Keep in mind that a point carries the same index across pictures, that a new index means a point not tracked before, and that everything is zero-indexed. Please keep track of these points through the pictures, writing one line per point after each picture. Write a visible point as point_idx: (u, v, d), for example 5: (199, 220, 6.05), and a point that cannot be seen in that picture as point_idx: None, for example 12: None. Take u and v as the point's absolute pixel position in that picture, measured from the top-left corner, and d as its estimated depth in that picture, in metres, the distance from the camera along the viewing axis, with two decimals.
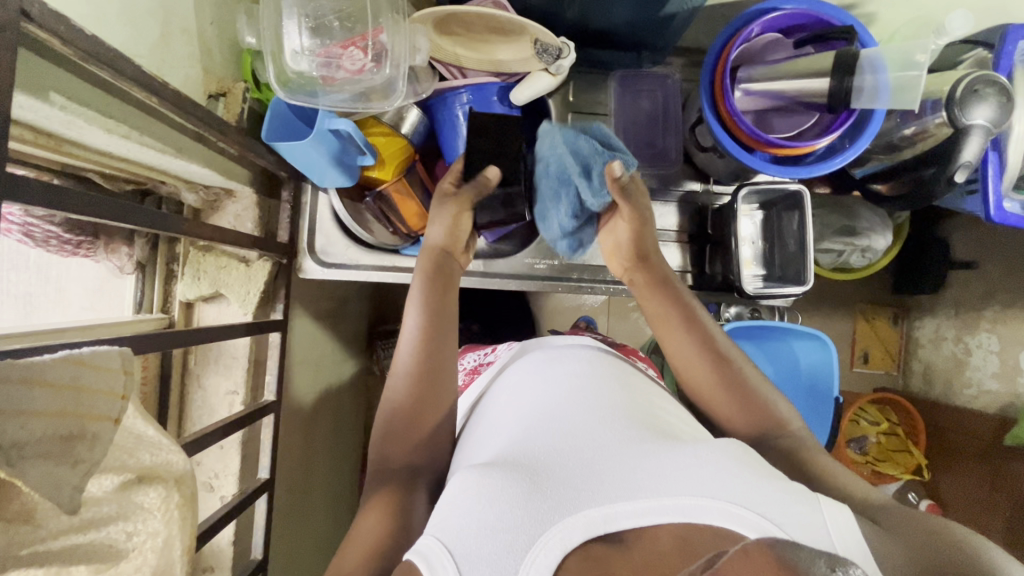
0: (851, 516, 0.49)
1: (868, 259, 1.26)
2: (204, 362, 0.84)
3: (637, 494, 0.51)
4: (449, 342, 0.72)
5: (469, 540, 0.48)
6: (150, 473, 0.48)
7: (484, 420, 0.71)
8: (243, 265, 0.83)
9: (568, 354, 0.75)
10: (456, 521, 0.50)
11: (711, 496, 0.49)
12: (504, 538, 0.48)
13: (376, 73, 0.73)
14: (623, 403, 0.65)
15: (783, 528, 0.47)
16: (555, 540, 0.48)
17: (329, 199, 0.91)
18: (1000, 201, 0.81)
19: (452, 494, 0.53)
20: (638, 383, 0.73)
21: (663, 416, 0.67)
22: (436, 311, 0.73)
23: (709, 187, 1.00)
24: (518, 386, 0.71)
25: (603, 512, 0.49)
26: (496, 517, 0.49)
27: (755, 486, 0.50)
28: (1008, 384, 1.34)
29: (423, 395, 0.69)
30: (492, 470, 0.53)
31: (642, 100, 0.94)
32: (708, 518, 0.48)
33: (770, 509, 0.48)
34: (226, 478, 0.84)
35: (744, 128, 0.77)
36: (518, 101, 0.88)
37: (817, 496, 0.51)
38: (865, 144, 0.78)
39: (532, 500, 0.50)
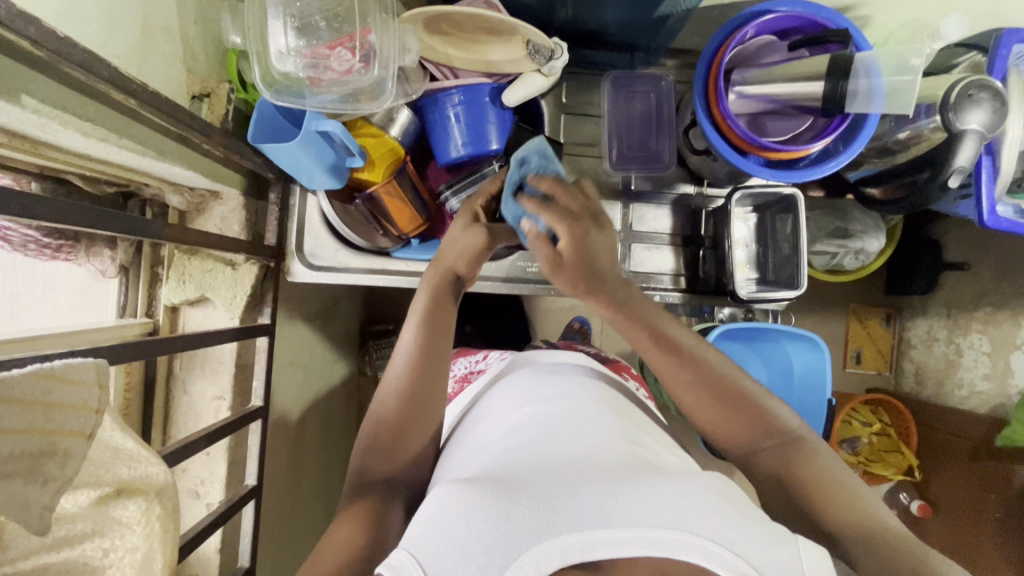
0: (830, 563, 0.50)
1: (861, 262, 1.26)
2: (190, 367, 0.82)
3: (617, 521, 0.49)
4: (442, 358, 0.71)
5: (443, 560, 0.47)
6: (128, 487, 0.47)
7: (467, 441, 0.69)
8: (230, 268, 0.81)
9: (558, 377, 0.75)
10: (432, 539, 0.49)
11: (692, 530, 0.49)
12: (477, 560, 0.46)
13: (364, 74, 0.71)
14: (610, 429, 0.64)
15: (758, 570, 0.47)
16: (529, 564, 0.46)
17: (317, 201, 0.89)
18: (994, 206, 0.81)
19: (428, 513, 0.52)
20: (626, 411, 0.73)
21: (647, 445, 0.67)
22: (435, 324, 0.70)
23: (703, 189, 0.98)
24: (507, 411, 0.70)
25: (580, 538, 0.48)
26: (472, 538, 0.48)
27: (734, 523, 0.50)
28: (1000, 385, 1.35)
29: (412, 411, 0.68)
30: (470, 489, 0.52)
31: (636, 102, 0.94)
32: (686, 553, 0.48)
33: (748, 550, 0.48)
34: (212, 485, 0.82)
35: (736, 131, 0.77)
36: (510, 103, 0.88)
37: (796, 535, 0.51)
38: (860, 148, 0.78)
39: (507, 522, 0.49)
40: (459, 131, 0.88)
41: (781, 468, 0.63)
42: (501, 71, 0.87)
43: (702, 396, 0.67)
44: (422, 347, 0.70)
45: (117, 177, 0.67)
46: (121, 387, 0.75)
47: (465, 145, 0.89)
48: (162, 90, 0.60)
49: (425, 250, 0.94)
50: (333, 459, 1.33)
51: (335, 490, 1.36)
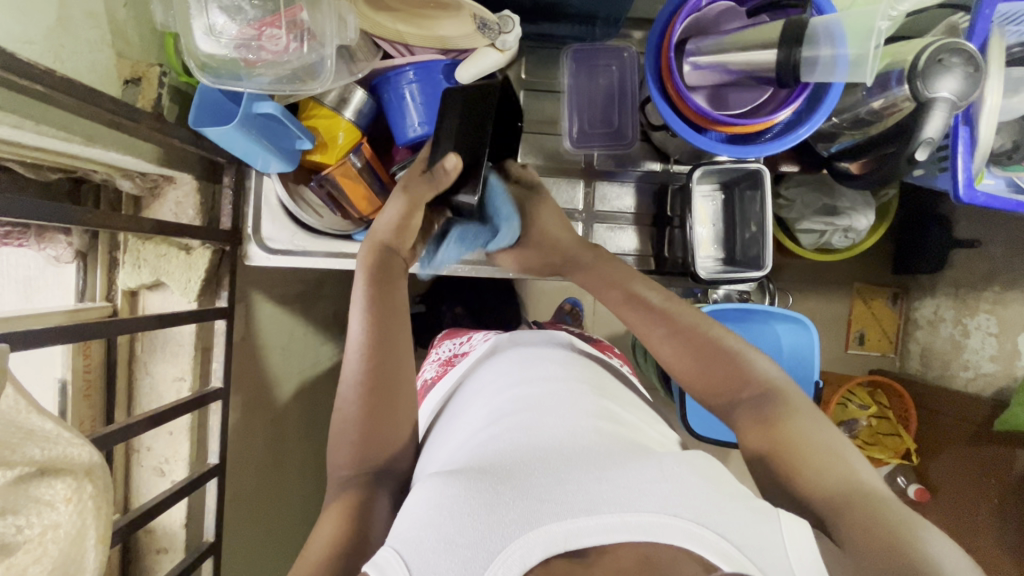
0: (809, 531, 0.49)
1: (852, 240, 1.21)
2: (151, 350, 0.84)
3: (601, 508, 0.49)
4: (401, 344, 0.70)
5: (428, 554, 0.47)
6: (50, 466, 0.50)
7: (457, 422, 0.70)
8: (183, 253, 0.82)
9: (540, 357, 0.75)
10: (416, 533, 0.48)
11: (676, 513, 0.48)
12: (462, 554, 0.46)
13: (299, 54, 0.71)
14: (586, 409, 0.64)
15: (745, 551, 0.46)
16: (514, 557, 0.46)
17: (273, 184, 0.89)
18: (971, 180, 0.76)
19: (415, 504, 0.52)
20: (606, 387, 0.73)
21: (627, 427, 0.65)
22: (384, 309, 0.71)
23: (669, 166, 0.95)
24: (484, 393, 0.71)
25: (565, 526, 0.47)
26: (456, 531, 0.48)
27: (716, 505, 0.49)
28: (1006, 367, 1.30)
29: (377, 403, 0.67)
30: (455, 479, 0.52)
31: (599, 77, 0.91)
32: (671, 538, 0.47)
33: (732, 531, 0.47)
34: (175, 463, 0.84)
35: (690, 103, 0.73)
36: (463, 80, 0.86)
37: (778, 510, 0.51)
38: (823, 119, 0.74)
39: (492, 513, 0.49)
40: (414, 108, 0.88)
41: (757, 420, 0.62)
42: (455, 46, 0.85)
43: (674, 350, 0.69)
44: (373, 338, 0.69)
45: (60, 164, 0.68)
46: (81, 369, 0.77)
47: (422, 124, 0.89)
48: (87, 76, 0.61)
49: None
50: (324, 438, 1.35)
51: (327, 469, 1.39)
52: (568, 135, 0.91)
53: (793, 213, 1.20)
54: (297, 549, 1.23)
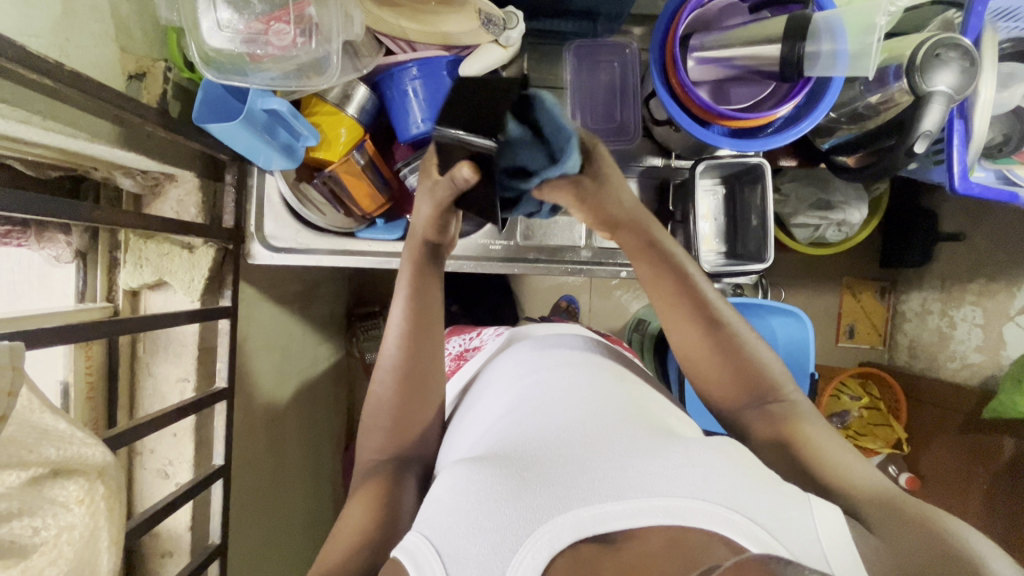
0: (842, 518, 0.49)
1: (844, 234, 1.24)
2: (153, 350, 0.83)
3: (627, 494, 0.50)
4: (435, 334, 0.71)
5: (457, 540, 0.48)
6: (64, 466, 0.49)
7: (476, 410, 0.71)
8: (187, 251, 0.81)
9: (562, 344, 0.76)
10: (444, 521, 0.50)
11: (701, 497, 0.49)
12: (491, 538, 0.48)
13: (305, 49, 0.70)
14: (610, 395, 0.64)
15: (773, 533, 0.47)
16: (542, 541, 0.47)
17: (276, 182, 0.88)
18: (965, 172, 0.78)
19: (443, 493, 0.54)
20: (630, 376, 0.73)
21: (654, 412, 0.65)
22: (424, 301, 0.71)
23: (670, 161, 0.96)
24: (505, 380, 0.71)
25: (592, 511, 0.49)
26: (483, 516, 0.49)
27: (744, 487, 0.50)
28: (992, 356, 1.33)
29: (409, 393, 0.68)
30: (481, 467, 0.53)
31: (600, 72, 0.91)
32: (698, 520, 0.48)
33: (759, 513, 0.48)
34: (180, 466, 0.83)
35: (696, 98, 0.74)
36: (468, 77, 0.87)
37: (810, 495, 0.52)
38: (823, 114, 0.75)
39: (519, 500, 0.50)
40: (417, 104, 0.88)
41: (770, 426, 0.63)
42: (458, 42, 0.85)
43: (703, 351, 0.67)
44: (409, 328, 0.70)
45: (61, 161, 0.67)
46: (83, 372, 0.76)
47: (425, 120, 0.88)
48: (92, 71, 0.60)
49: (389, 230, 0.94)
50: (322, 439, 1.34)
51: (326, 471, 1.37)
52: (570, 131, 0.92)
53: (787, 208, 1.22)
54: (299, 551, 1.22)
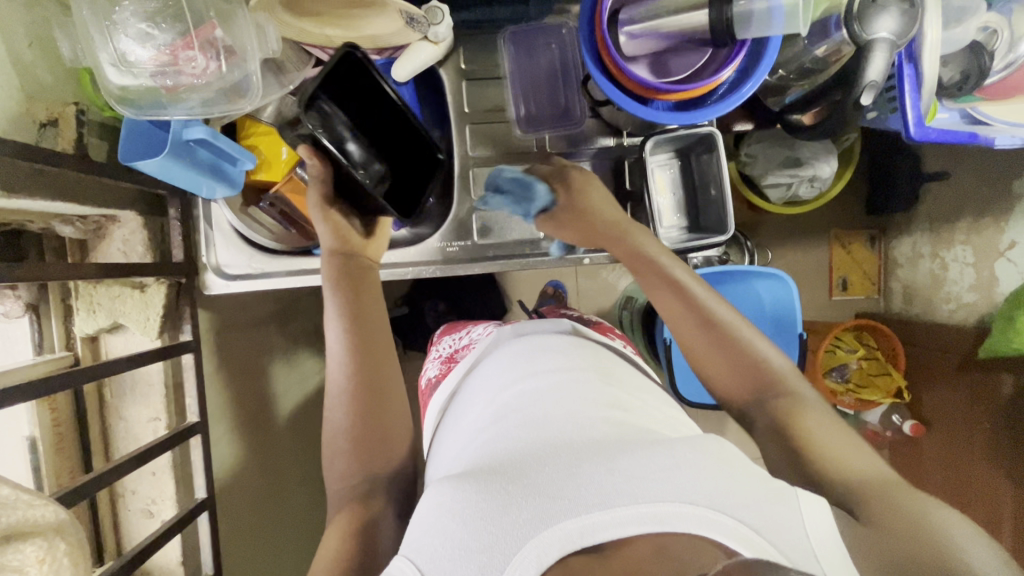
0: (828, 508, 0.50)
1: (818, 189, 1.21)
2: (121, 393, 0.83)
3: (614, 501, 0.48)
4: (380, 355, 0.71)
5: (443, 561, 0.47)
6: (12, 531, 0.49)
7: (464, 422, 0.70)
8: (138, 291, 0.80)
9: (547, 350, 0.75)
10: (429, 542, 0.49)
11: (685, 500, 0.48)
12: (477, 558, 0.46)
13: (222, 73, 0.68)
14: (593, 401, 0.64)
15: (762, 533, 0.47)
16: (530, 557, 0.46)
17: (221, 209, 0.86)
18: (920, 117, 0.75)
19: (428, 512, 0.52)
20: (616, 374, 0.73)
21: (638, 415, 0.64)
22: (356, 314, 0.72)
23: (622, 140, 0.92)
24: (491, 391, 0.70)
25: (580, 523, 0.47)
26: (470, 536, 0.48)
27: (731, 490, 0.50)
28: (985, 295, 1.31)
29: (369, 417, 0.67)
30: (467, 483, 0.52)
31: (538, 57, 0.89)
32: (687, 526, 0.47)
33: (747, 513, 0.47)
34: (162, 504, 0.83)
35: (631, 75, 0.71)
36: (401, 79, 0.84)
37: (796, 489, 0.52)
38: (765, 74, 0.73)
39: (506, 516, 0.48)
40: None
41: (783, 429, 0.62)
42: (387, 44, 0.83)
43: (708, 351, 0.69)
44: (352, 346, 0.70)
45: None
46: (49, 423, 0.75)
47: None
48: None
49: None
50: (323, 452, 1.35)
51: None
52: (516, 120, 0.90)
53: (757, 169, 1.20)
54: None
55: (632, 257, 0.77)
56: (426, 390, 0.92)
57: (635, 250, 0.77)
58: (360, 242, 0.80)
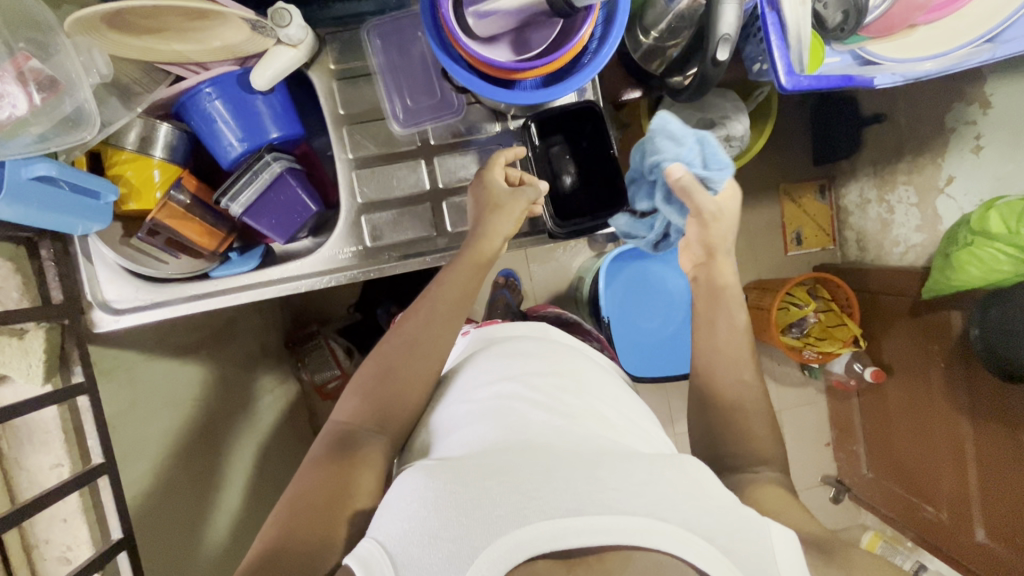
0: (799, 543, 0.51)
1: (739, 148, 1.18)
2: (18, 443, 0.80)
3: (588, 509, 0.49)
4: (444, 338, 0.73)
5: (412, 549, 0.49)
6: None
7: (445, 419, 0.70)
8: (16, 338, 0.76)
9: (537, 352, 0.75)
10: (401, 530, 0.50)
11: (663, 517, 0.49)
12: (446, 548, 0.47)
13: (55, 104, 0.67)
14: (577, 409, 0.65)
15: (728, 555, 0.47)
16: (500, 554, 0.46)
17: (98, 245, 0.84)
18: (790, 66, 0.72)
19: (400, 500, 0.53)
20: (595, 378, 0.73)
21: (615, 425, 0.66)
22: (449, 301, 0.74)
23: (508, 124, 0.89)
24: (477, 387, 0.70)
25: (554, 526, 0.47)
26: (441, 526, 0.49)
27: (705, 512, 0.51)
28: (931, 233, 1.30)
29: (391, 385, 0.69)
30: (443, 477, 0.53)
31: (409, 49, 0.86)
32: (656, 542, 0.47)
33: (720, 537, 0.48)
34: (79, 548, 0.82)
35: (476, 55, 0.68)
36: (262, 86, 0.81)
37: (769, 519, 0.53)
38: (620, 34, 0.71)
39: (481, 508, 0.49)
40: (227, 125, 0.83)
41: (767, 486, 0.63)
42: (245, 53, 0.79)
43: (727, 382, 0.72)
44: (423, 325, 0.73)
45: None
46: None
47: (240, 141, 0.84)
48: None
49: (244, 261, 0.93)
50: None
51: None
52: (393, 118, 0.86)
53: None
54: None
55: (715, 293, 0.76)
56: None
57: (716, 275, 0.77)
58: (496, 246, 0.78)
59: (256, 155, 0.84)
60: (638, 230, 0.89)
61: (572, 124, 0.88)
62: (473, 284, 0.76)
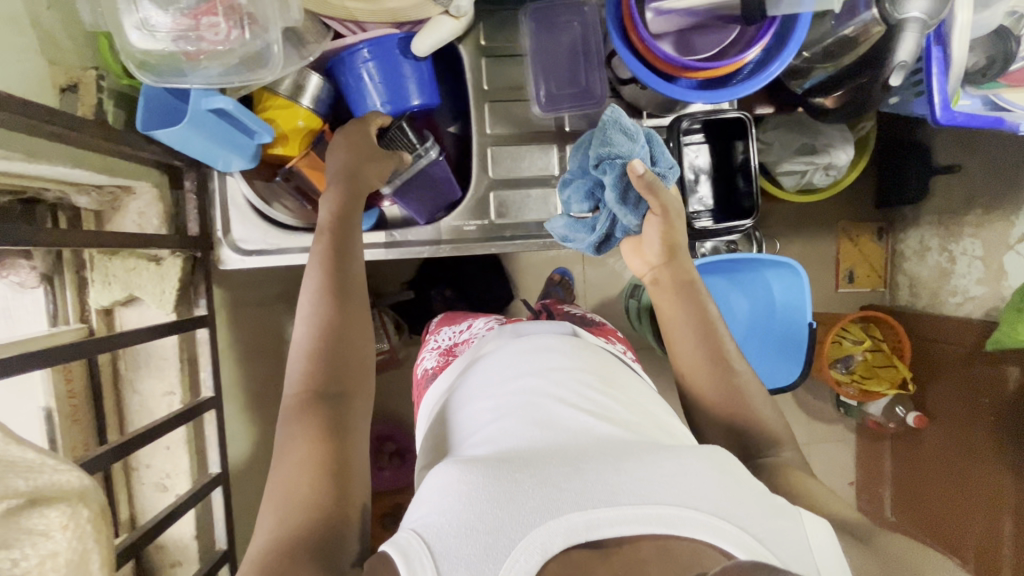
0: (833, 533, 0.49)
1: (834, 177, 1.20)
2: (135, 366, 0.83)
3: (620, 499, 0.46)
4: (357, 308, 0.66)
5: (448, 537, 0.44)
6: (38, 495, 0.49)
7: (464, 413, 0.67)
8: (153, 264, 0.79)
9: (547, 349, 0.71)
10: (436, 518, 0.46)
11: (695, 506, 0.46)
12: (483, 539, 0.44)
13: (243, 41, 0.66)
14: (597, 407, 0.62)
15: (765, 544, 0.45)
16: (535, 544, 0.44)
17: (237, 183, 0.84)
18: (947, 101, 0.75)
19: (434, 492, 0.50)
20: (619, 378, 0.70)
21: (641, 425, 0.62)
22: (340, 276, 0.67)
23: (642, 122, 0.92)
24: (496, 386, 0.67)
25: (586, 517, 0.45)
26: (477, 518, 0.45)
27: (736, 500, 0.48)
28: (993, 287, 1.27)
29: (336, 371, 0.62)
30: (475, 469, 0.50)
31: (560, 34, 0.87)
32: (689, 530, 0.45)
33: (751, 523, 0.46)
34: (177, 477, 0.84)
35: (638, 34, 0.71)
36: (420, 53, 0.83)
37: (799, 509, 0.50)
38: (794, 52, 0.72)
39: (513, 500, 0.46)
40: (376, 86, 0.85)
41: None
42: (408, 18, 0.81)
43: (696, 366, 0.71)
44: (333, 303, 0.65)
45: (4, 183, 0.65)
46: (65, 395, 0.75)
47: (385, 103, 0.85)
48: (18, 89, 0.58)
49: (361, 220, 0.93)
50: None
51: None
52: (536, 101, 0.87)
53: (771, 155, 1.18)
54: None
55: (683, 283, 0.75)
56: (420, 381, 0.86)
57: (681, 270, 0.75)
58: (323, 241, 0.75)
59: (423, 139, 0.86)
60: (577, 231, 0.81)
61: (717, 131, 0.87)
62: (351, 254, 0.70)
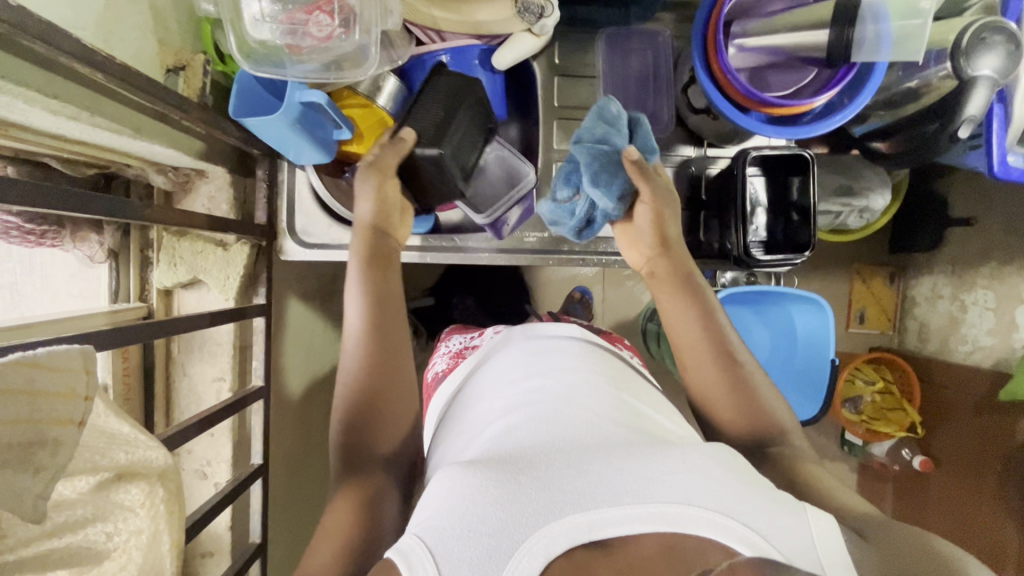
0: (836, 524, 0.44)
1: (866, 221, 1.23)
2: (189, 350, 0.82)
3: (623, 499, 0.44)
4: (396, 327, 0.67)
5: (451, 540, 0.41)
6: (128, 470, 0.49)
7: (466, 410, 0.64)
8: (221, 248, 0.80)
9: (553, 347, 0.67)
10: (439, 521, 0.43)
11: (699, 503, 0.43)
12: (485, 542, 0.41)
13: (344, 40, 0.68)
14: (605, 403, 0.58)
15: (767, 537, 0.42)
16: (538, 546, 0.41)
17: (306, 175, 0.85)
18: (1004, 156, 0.77)
19: (435, 494, 0.47)
20: (627, 379, 0.66)
21: (647, 420, 0.59)
22: (381, 289, 0.68)
23: (703, 151, 0.95)
24: (497, 384, 0.64)
25: (588, 517, 0.42)
26: (479, 519, 0.43)
27: (743, 496, 0.44)
28: (1004, 339, 1.25)
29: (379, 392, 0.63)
30: (477, 468, 0.47)
31: (632, 59, 0.90)
32: (694, 528, 0.42)
33: (755, 519, 0.43)
34: (218, 465, 0.83)
35: (721, 64, 0.74)
36: (501, 66, 0.86)
37: (804, 503, 0.46)
38: (866, 100, 0.75)
39: (517, 502, 0.43)
40: None
41: None
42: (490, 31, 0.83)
43: (710, 382, 0.65)
44: (374, 320, 0.66)
45: (96, 158, 0.66)
46: (120, 372, 0.75)
47: None
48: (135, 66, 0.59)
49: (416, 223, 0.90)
50: None
51: None
52: None
53: None
54: None
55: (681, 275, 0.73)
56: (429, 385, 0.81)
57: (677, 262, 0.74)
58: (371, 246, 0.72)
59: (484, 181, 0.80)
60: (560, 217, 0.80)
61: (774, 168, 0.90)
62: (393, 267, 0.71)
